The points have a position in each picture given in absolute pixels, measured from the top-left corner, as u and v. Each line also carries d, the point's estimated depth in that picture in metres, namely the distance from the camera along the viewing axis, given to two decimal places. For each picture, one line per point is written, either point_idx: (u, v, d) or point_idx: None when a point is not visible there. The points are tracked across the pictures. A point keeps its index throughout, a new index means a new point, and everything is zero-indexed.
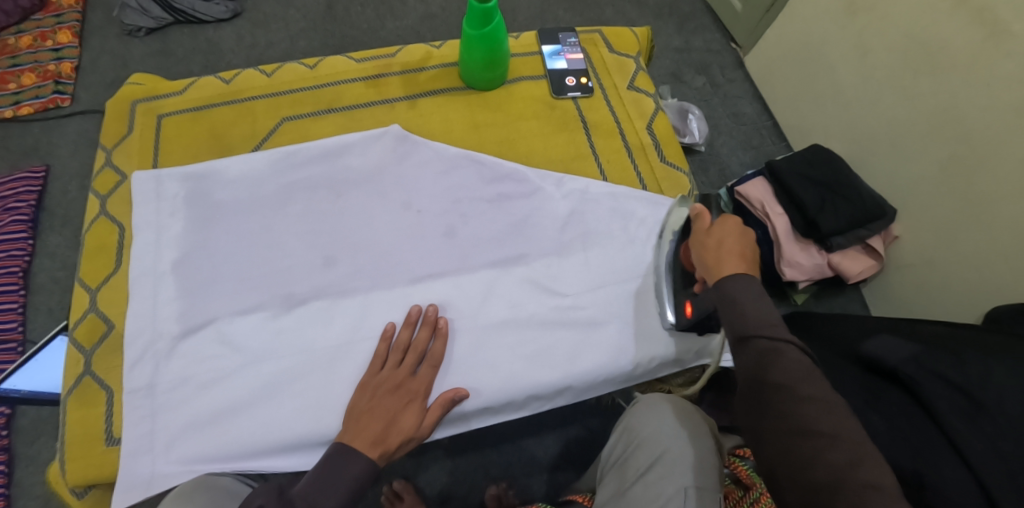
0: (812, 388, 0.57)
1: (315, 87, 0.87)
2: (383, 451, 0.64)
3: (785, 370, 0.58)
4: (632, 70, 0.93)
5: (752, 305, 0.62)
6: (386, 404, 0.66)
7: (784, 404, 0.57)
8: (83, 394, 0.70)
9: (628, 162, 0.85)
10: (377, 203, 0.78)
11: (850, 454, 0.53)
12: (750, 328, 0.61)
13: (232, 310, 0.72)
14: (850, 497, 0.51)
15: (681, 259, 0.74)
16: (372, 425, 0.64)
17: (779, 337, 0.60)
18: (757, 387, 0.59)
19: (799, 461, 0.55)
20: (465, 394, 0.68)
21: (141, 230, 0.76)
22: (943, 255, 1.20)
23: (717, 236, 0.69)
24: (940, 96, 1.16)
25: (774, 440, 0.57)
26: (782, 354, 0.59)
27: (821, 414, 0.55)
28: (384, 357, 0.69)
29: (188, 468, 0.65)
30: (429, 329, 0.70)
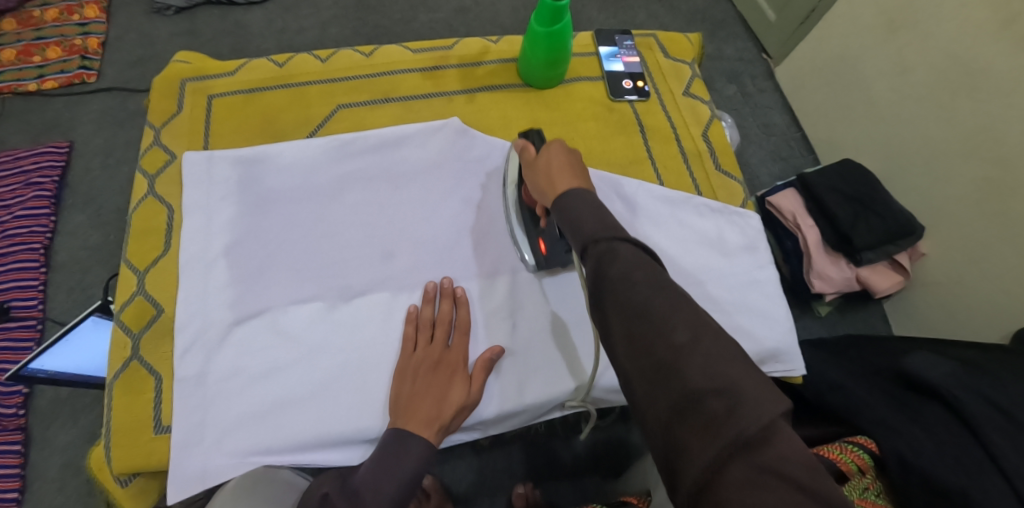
0: (658, 274, 0.55)
1: (371, 76, 0.87)
2: (439, 429, 0.62)
3: (622, 264, 0.55)
4: (688, 76, 0.93)
5: (588, 216, 0.61)
6: (429, 379, 0.65)
7: (628, 306, 0.53)
8: (131, 379, 0.67)
9: (684, 168, 0.85)
10: (436, 197, 0.77)
11: (691, 328, 0.51)
12: (588, 237, 0.59)
13: (287, 300, 0.70)
14: (701, 369, 0.48)
15: (525, 201, 0.74)
16: (423, 405, 0.63)
17: (621, 239, 0.57)
18: (601, 293, 0.56)
19: (647, 347, 0.51)
20: (501, 351, 0.68)
21: (191, 211, 0.74)
22: (969, 274, 1.20)
23: (547, 160, 0.69)
24: (976, 116, 1.15)
25: (626, 344, 0.53)
26: (616, 253, 0.56)
27: (665, 300, 0.52)
28: (415, 338, 0.68)
29: (241, 460, 0.63)
30: (449, 301, 0.70)
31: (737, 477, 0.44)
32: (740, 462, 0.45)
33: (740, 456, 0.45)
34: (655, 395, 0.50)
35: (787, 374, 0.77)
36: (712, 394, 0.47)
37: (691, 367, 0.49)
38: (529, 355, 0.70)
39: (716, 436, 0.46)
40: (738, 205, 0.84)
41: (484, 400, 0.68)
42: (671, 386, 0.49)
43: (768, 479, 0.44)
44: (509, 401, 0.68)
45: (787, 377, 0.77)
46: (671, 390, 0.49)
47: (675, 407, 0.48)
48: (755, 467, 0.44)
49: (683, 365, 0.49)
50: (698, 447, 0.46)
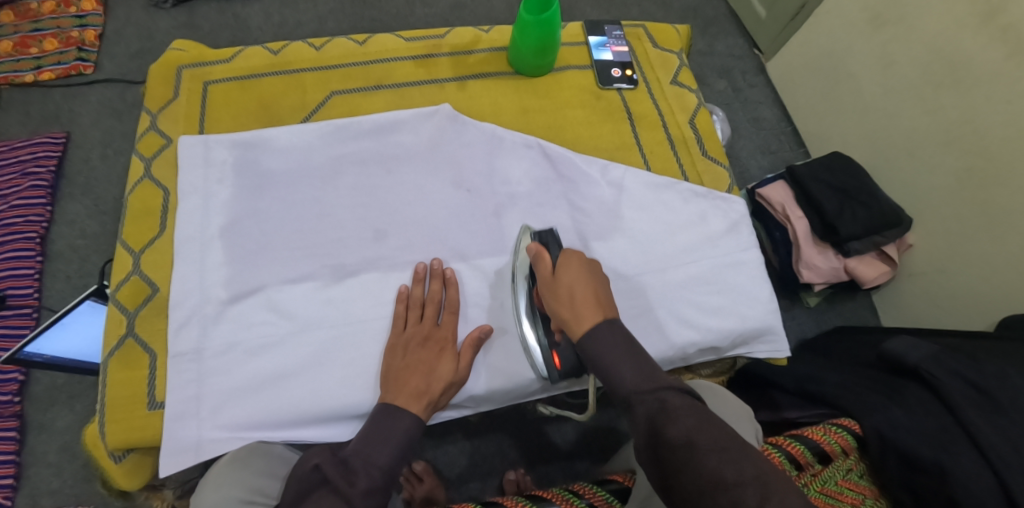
0: (681, 393, 0.58)
1: (364, 62, 0.88)
2: (428, 404, 0.64)
3: (679, 421, 0.55)
4: (676, 66, 0.94)
5: (627, 366, 0.59)
6: (419, 356, 0.66)
7: (683, 462, 0.53)
8: (126, 356, 0.68)
9: (671, 154, 0.87)
10: (428, 180, 0.79)
11: (700, 424, 0.55)
12: (633, 389, 0.58)
13: (281, 278, 0.72)
14: None
15: (539, 306, 0.70)
16: (413, 379, 0.64)
17: (661, 386, 0.58)
18: (652, 448, 0.56)
19: (675, 453, 0.54)
20: (490, 330, 0.70)
21: (187, 193, 0.75)
22: (955, 265, 1.23)
23: (564, 281, 0.65)
24: (960, 110, 1.18)
25: (690, 498, 0.52)
26: (665, 405, 0.56)
27: (687, 412, 0.56)
28: (405, 316, 0.69)
29: (234, 433, 0.65)
30: (439, 282, 0.71)
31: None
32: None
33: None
34: (699, 506, 0.52)
35: (772, 355, 0.79)
36: None
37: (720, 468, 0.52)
38: (518, 335, 0.72)
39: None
40: (724, 190, 0.86)
41: (474, 376, 0.70)
42: (713, 490, 0.51)
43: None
44: (496, 377, 0.70)
45: (771, 358, 0.79)
46: (711, 493, 0.51)
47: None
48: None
49: (700, 459, 0.53)
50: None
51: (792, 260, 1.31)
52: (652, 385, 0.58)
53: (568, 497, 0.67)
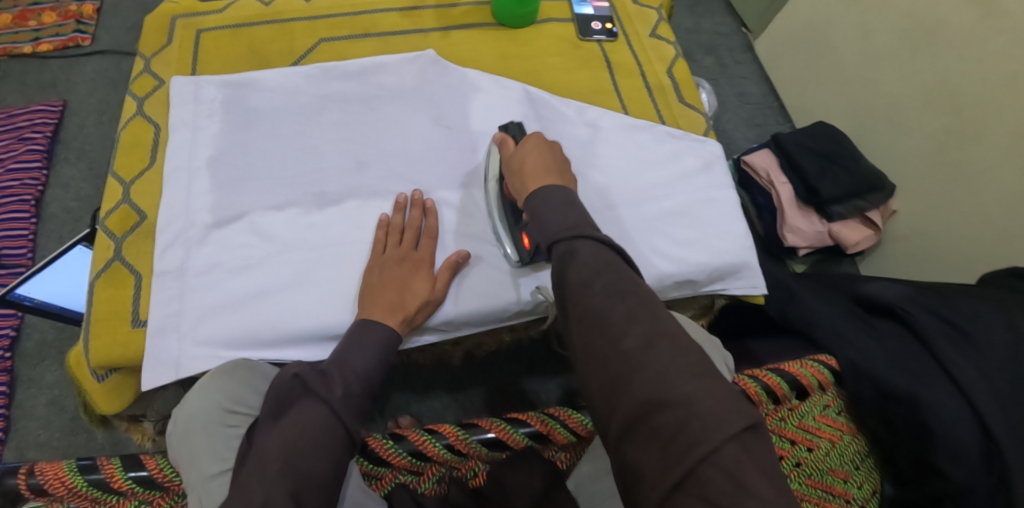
0: (618, 281, 0.56)
1: (351, 13, 0.92)
2: (402, 318, 0.65)
3: (581, 267, 0.58)
4: (654, 20, 0.96)
5: (555, 214, 0.62)
6: (396, 274, 0.68)
7: (588, 311, 0.56)
8: (112, 277, 0.69)
9: (647, 98, 0.89)
10: (411, 118, 0.81)
11: (646, 335, 0.53)
12: (551, 235, 0.61)
13: (264, 204, 0.73)
14: (654, 377, 0.50)
15: (507, 195, 0.72)
16: (388, 295, 0.66)
17: (582, 236, 0.60)
18: (564, 294, 0.59)
19: (604, 359, 0.53)
20: (468, 255, 0.71)
21: (177, 128, 0.77)
22: (935, 227, 1.23)
23: (524, 156, 0.69)
24: (937, 73, 1.19)
25: (591, 357, 0.55)
26: (575, 252, 0.59)
27: (626, 312, 0.54)
28: (384, 241, 0.71)
29: (214, 353, 0.65)
30: (418, 210, 0.73)
31: None
32: (690, 490, 0.46)
33: (692, 486, 0.46)
34: (616, 411, 0.51)
35: (750, 291, 0.79)
36: (666, 413, 0.48)
37: (643, 377, 0.51)
38: (494, 262, 0.73)
39: (673, 458, 0.47)
40: (699, 133, 0.88)
41: (449, 298, 0.70)
42: (632, 394, 0.51)
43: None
44: (478, 301, 0.70)
45: (749, 294, 0.80)
46: (631, 400, 0.50)
47: (634, 420, 0.50)
48: (703, 497, 0.45)
49: (609, 318, 0.55)
50: (654, 476, 0.48)
51: (776, 225, 1.31)
52: (572, 231, 0.61)
53: (543, 419, 0.68)
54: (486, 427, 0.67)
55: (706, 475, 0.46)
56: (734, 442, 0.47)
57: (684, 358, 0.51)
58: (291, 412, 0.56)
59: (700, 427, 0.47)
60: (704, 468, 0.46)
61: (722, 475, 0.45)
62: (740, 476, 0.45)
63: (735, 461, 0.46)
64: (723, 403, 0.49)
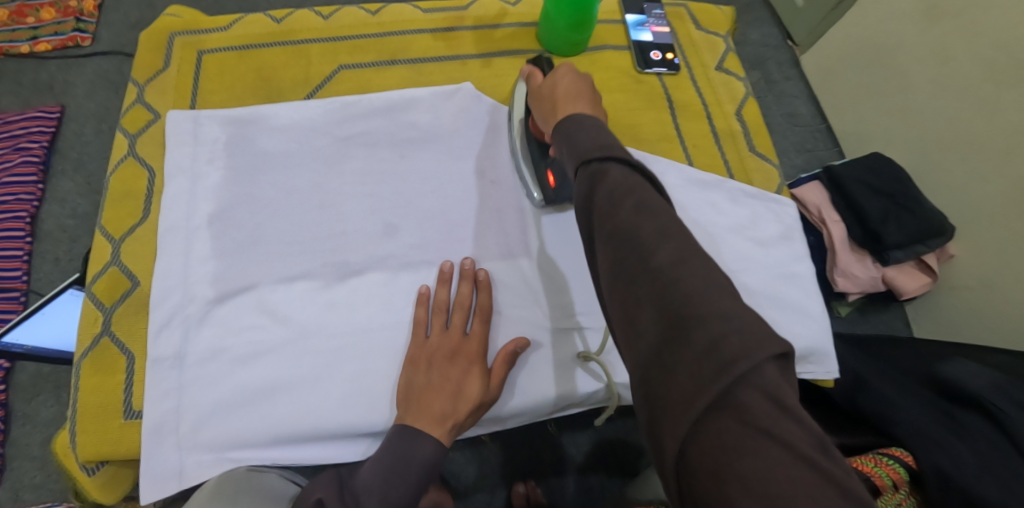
0: (649, 197, 0.46)
1: (378, 35, 0.80)
2: (451, 428, 0.55)
3: (611, 185, 0.47)
4: (722, 50, 0.85)
5: (588, 137, 0.53)
6: (445, 371, 0.57)
7: (616, 229, 0.45)
8: (99, 357, 0.60)
9: (716, 147, 0.78)
10: (446, 167, 0.70)
11: (679, 251, 0.43)
12: (581, 157, 0.51)
13: (275, 276, 0.63)
14: (687, 294, 0.41)
15: (533, 133, 0.67)
16: (436, 399, 0.55)
17: (609, 157, 0.49)
18: (590, 217, 0.48)
19: (629, 277, 0.43)
20: (527, 345, 0.60)
21: (174, 175, 0.67)
22: (1005, 283, 1.10)
23: (556, 85, 0.62)
24: (1022, 113, 1.04)
25: (614, 277, 0.44)
26: (605, 174, 0.48)
27: (657, 229, 0.44)
28: (428, 322, 0.60)
29: (218, 456, 0.57)
30: (469, 284, 0.62)
31: (721, 436, 0.36)
32: (725, 415, 0.37)
33: (729, 412, 0.37)
34: (641, 330, 0.42)
35: (821, 377, 0.70)
36: (698, 330, 0.39)
37: (675, 293, 0.41)
38: (554, 349, 0.63)
39: (705, 378, 0.38)
40: (774, 191, 0.77)
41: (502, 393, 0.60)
42: (657, 308, 0.41)
43: (751, 435, 0.36)
44: (530, 394, 0.61)
45: (820, 380, 0.70)
46: (659, 317, 0.41)
47: (661, 341, 0.40)
48: (741, 423, 0.36)
49: (639, 233, 0.44)
50: (683, 401, 0.38)
51: (826, 266, 1.21)
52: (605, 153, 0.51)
53: None
54: None
55: (745, 397, 0.37)
56: (775, 362, 0.38)
57: (719, 276, 0.42)
58: None
59: (738, 340, 0.38)
60: (743, 388, 0.37)
61: (763, 399, 0.37)
62: (784, 399, 0.37)
63: (776, 381, 0.37)
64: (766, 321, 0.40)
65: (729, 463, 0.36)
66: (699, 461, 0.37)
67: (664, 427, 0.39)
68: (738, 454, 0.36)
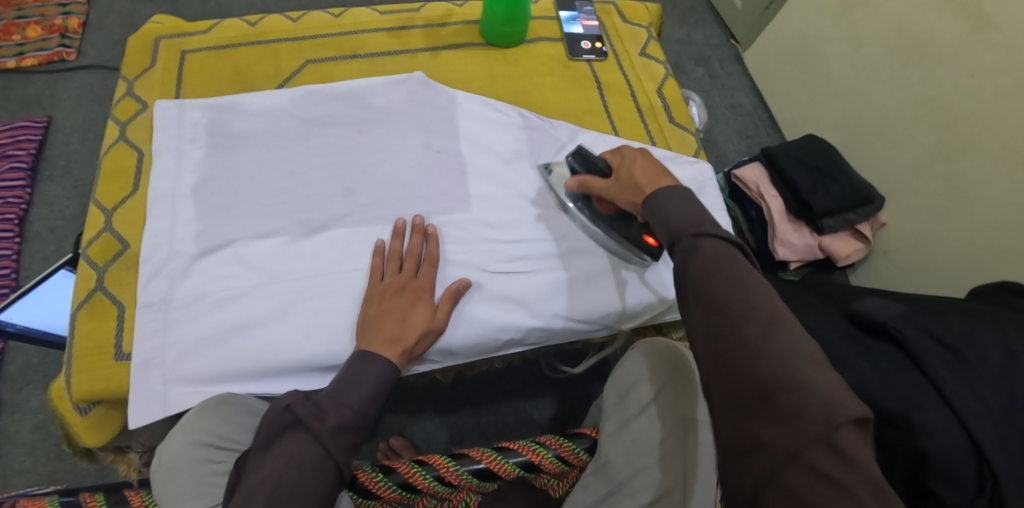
0: (740, 271, 0.55)
1: (338, 34, 0.91)
2: (402, 351, 0.63)
3: (703, 262, 0.56)
4: (644, 39, 0.97)
5: (680, 209, 0.61)
6: (396, 305, 0.66)
7: (707, 300, 0.54)
8: (93, 308, 0.69)
9: (638, 120, 0.89)
10: (400, 141, 0.80)
11: (766, 324, 0.51)
12: (674, 232, 0.60)
13: (251, 233, 0.72)
14: (776, 361, 0.48)
15: (605, 213, 0.73)
16: (387, 326, 0.64)
17: (706, 233, 0.58)
18: (683, 286, 0.57)
19: (724, 345, 0.51)
20: (469, 285, 0.70)
21: (161, 153, 0.76)
22: (928, 240, 1.19)
23: (631, 163, 0.68)
24: (928, 85, 1.16)
25: (708, 342, 0.52)
26: (698, 250, 0.57)
27: (748, 301, 0.52)
28: (383, 268, 0.69)
29: (197, 388, 0.66)
30: (420, 235, 0.71)
31: (797, 486, 0.44)
32: (796, 466, 0.44)
33: (801, 460, 0.44)
34: (729, 387, 0.50)
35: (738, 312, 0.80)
36: (783, 391, 0.47)
37: (765, 359, 0.48)
38: (494, 289, 0.72)
39: (788, 433, 0.45)
40: (690, 154, 0.88)
41: (450, 326, 0.69)
42: (745, 369, 0.49)
43: (818, 482, 0.43)
44: (473, 327, 0.70)
45: None
46: (747, 376, 0.49)
47: (752, 397, 0.48)
48: (810, 471, 0.44)
49: (730, 306, 0.52)
50: (763, 447, 0.46)
51: (767, 238, 1.28)
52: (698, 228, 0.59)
53: (534, 448, 0.66)
54: (477, 458, 0.65)
55: (817, 452, 0.44)
56: (854, 424, 0.45)
57: (806, 346, 0.49)
58: (280, 443, 0.55)
59: (817, 404, 0.45)
60: (814, 444, 0.44)
61: (831, 456, 0.44)
62: (851, 455, 0.44)
63: (854, 440, 0.44)
64: (840, 386, 0.47)
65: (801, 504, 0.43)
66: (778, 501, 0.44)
67: (744, 470, 0.47)
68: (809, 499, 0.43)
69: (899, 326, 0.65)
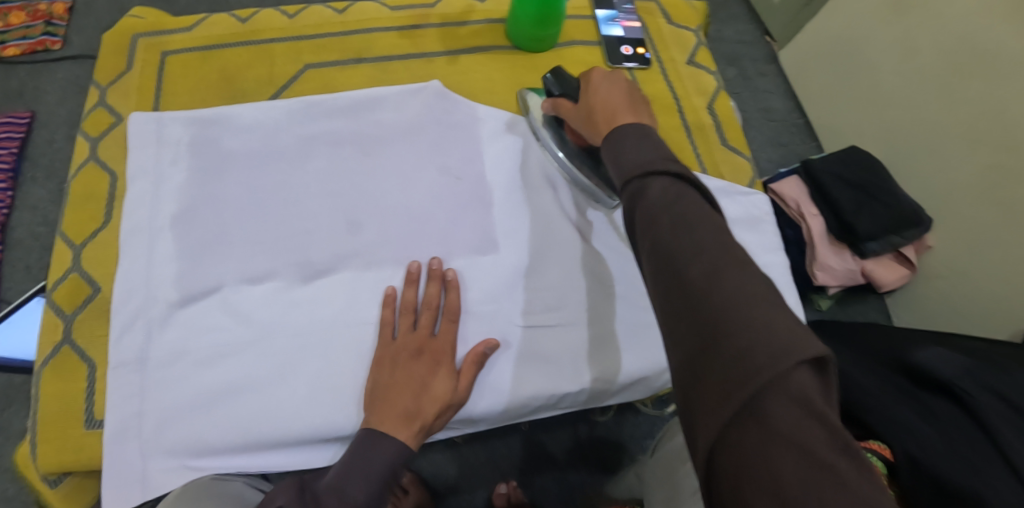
0: (690, 206, 0.44)
1: (342, 33, 0.80)
2: (418, 429, 0.55)
3: (649, 202, 0.45)
4: (693, 44, 0.85)
5: (633, 149, 0.50)
6: (410, 372, 0.56)
7: (652, 242, 0.44)
8: (60, 365, 0.59)
9: (686, 141, 0.78)
10: (412, 164, 0.69)
11: (714, 263, 0.41)
12: (623, 172, 0.49)
13: (239, 276, 0.62)
14: (720, 304, 0.39)
15: (573, 142, 0.68)
16: (401, 399, 0.55)
17: (653, 173, 0.46)
18: (632, 235, 0.47)
19: (666, 291, 0.42)
20: (496, 345, 0.59)
21: (136, 178, 0.66)
22: (976, 267, 1.08)
23: (595, 92, 0.59)
24: (987, 102, 1.04)
25: (653, 290, 0.43)
26: (646, 190, 0.46)
27: (696, 239, 0.42)
28: (396, 323, 0.60)
29: (185, 464, 0.56)
30: (437, 283, 0.61)
31: (741, 446, 0.35)
32: (743, 424, 0.35)
33: (753, 420, 0.35)
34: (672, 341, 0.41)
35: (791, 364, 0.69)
36: (727, 340, 0.37)
37: (706, 307, 0.39)
38: (525, 347, 0.62)
39: (730, 388, 0.36)
40: (746, 184, 0.77)
41: (475, 392, 0.60)
42: (689, 316, 0.40)
43: (769, 442, 0.34)
44: (499, 394, 0.60)
45: None
46: (688, 328, 0.39)
47: (694, 350, 0.39)
48: (765, 431, 0.34)
49: (673, 245, 0.42)
50: (707, 409, 0.37)
51: (805, 260, 1.17)
52: (651, 166, 0.48)
53: None
54: None
55: (767, 406, 0.35)
56: (806, 370, 0.36)
57: (758, 287, 0.39)
58: None
59: (763, 350, 0.36)
60: (766, 396, 0.35)
61: (789, 410, 0.35)
62: (813, 405, 0.35)
63: (805, 390, 0.35)
64: (797, 329, 0.37)
65: (755, 474, 0.34)
66: (723, 469, 0.35)
67: (693, 440, 0.38)
68: (755, 463, 0.34)
69: (962, 383, 0.52)
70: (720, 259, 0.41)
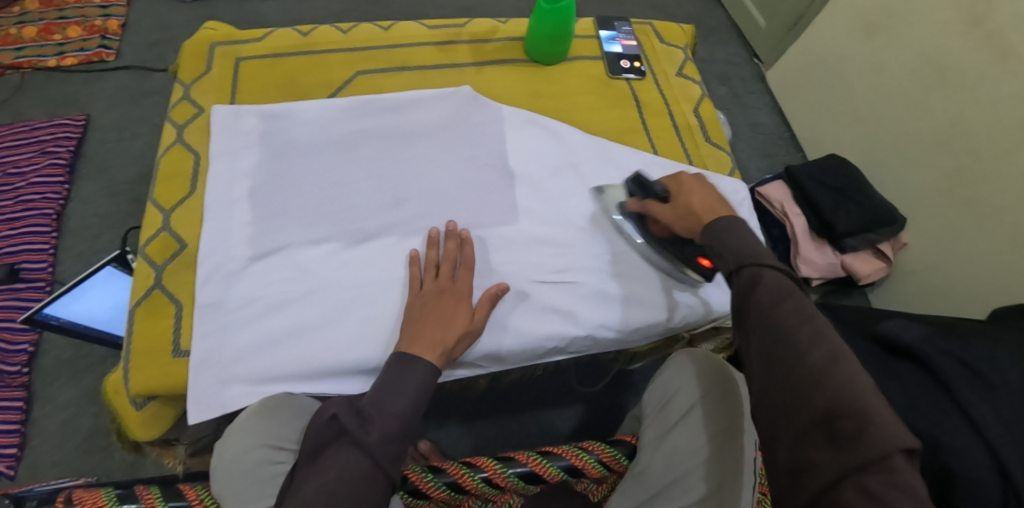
0: (804, 304, 0.54)
1: (387, 47, 0.94)
2: (443, 352, 0.65)
3: (768, 292, 0.55)
4: (680, 59, 1.00)
5: (735, 243, 0.61)
6: (434, 309, 0.68)
7: (772, 325, 0.54)
8: (152, 304, 0.72)
9: (675, 137, 0.92)
10: (445, 153, 0.83)
11: (831, 354, 0.50)
12: (737, 261, 0.59)
13: (303, 239, 0.75)
14: (837, 389, 0.48)
15: (658, 234, 0.77)
16: (429, 331, 0.66)
17: (757, 265, 0.58)
18: (744, 315, 0.57)
19: (787, 368, 0.51)
20: (507, 289, 0.72)
21: (217, 157, 0.79)
22: (947, 262, 1.20)
23: (687, 196, 0.70)
24: (948, 112, 1.18)
25: (774, 369, 0.52)
26: (760, 278, 0.57)
27: (811, 332, 0.52)
28: (423, 274, 0.72)
29: (254, 388, 0.68)
30: (456, 242, 0.74)
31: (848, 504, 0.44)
32: (851, 483, 0.44)
33: (857, 482, 0.44)
34: (788, 414, 0.50)
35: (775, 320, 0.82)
36: (843, 417, 0.47)
37: (821, 391, 0.48)
38: (541, 298, 0.75)
39: (844, 455, 0.46)
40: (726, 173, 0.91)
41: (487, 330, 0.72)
42: (811, 395, 0.49)
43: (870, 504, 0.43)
44: (521, 334, 0.72)
45: None
46: (801, 406, 0.49)
47: (810, 423, 0.48)
48: (864, 492, 0.44)
49: (791, 332, 0.52)
50: (819, 471, 0.46)
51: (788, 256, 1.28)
52: (753, 259, 0.59)
53: (577, 452, 0.68)
54: (522, 461, 0.67)
55: (870, 474, 0.44)
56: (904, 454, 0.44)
57: (864, 378, 0.48)
58: (325, 455, 0.58)
59: (875, 432, 0.45)
60: (867, 472, 0.44)
61: (885, 482, 0.43)
62: (912, 485, 0.43)
63: (906, 471, 0.43)
64: (896, 421, 0.46)
65: None
66: None
67: (799, 490, 0.47)
68: None
69: (922, 348, 0.55)
70: (841, 354, 0.50)
